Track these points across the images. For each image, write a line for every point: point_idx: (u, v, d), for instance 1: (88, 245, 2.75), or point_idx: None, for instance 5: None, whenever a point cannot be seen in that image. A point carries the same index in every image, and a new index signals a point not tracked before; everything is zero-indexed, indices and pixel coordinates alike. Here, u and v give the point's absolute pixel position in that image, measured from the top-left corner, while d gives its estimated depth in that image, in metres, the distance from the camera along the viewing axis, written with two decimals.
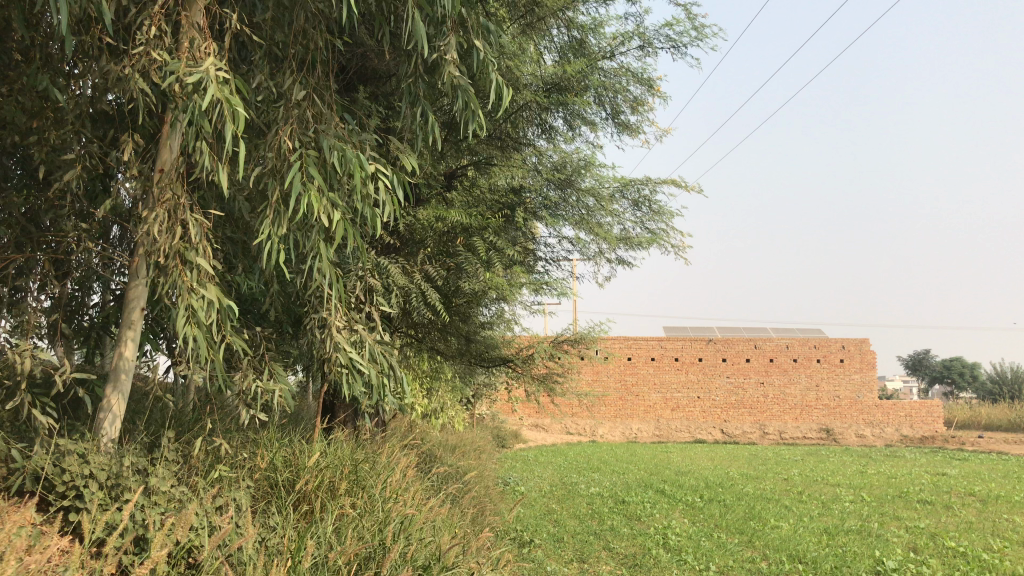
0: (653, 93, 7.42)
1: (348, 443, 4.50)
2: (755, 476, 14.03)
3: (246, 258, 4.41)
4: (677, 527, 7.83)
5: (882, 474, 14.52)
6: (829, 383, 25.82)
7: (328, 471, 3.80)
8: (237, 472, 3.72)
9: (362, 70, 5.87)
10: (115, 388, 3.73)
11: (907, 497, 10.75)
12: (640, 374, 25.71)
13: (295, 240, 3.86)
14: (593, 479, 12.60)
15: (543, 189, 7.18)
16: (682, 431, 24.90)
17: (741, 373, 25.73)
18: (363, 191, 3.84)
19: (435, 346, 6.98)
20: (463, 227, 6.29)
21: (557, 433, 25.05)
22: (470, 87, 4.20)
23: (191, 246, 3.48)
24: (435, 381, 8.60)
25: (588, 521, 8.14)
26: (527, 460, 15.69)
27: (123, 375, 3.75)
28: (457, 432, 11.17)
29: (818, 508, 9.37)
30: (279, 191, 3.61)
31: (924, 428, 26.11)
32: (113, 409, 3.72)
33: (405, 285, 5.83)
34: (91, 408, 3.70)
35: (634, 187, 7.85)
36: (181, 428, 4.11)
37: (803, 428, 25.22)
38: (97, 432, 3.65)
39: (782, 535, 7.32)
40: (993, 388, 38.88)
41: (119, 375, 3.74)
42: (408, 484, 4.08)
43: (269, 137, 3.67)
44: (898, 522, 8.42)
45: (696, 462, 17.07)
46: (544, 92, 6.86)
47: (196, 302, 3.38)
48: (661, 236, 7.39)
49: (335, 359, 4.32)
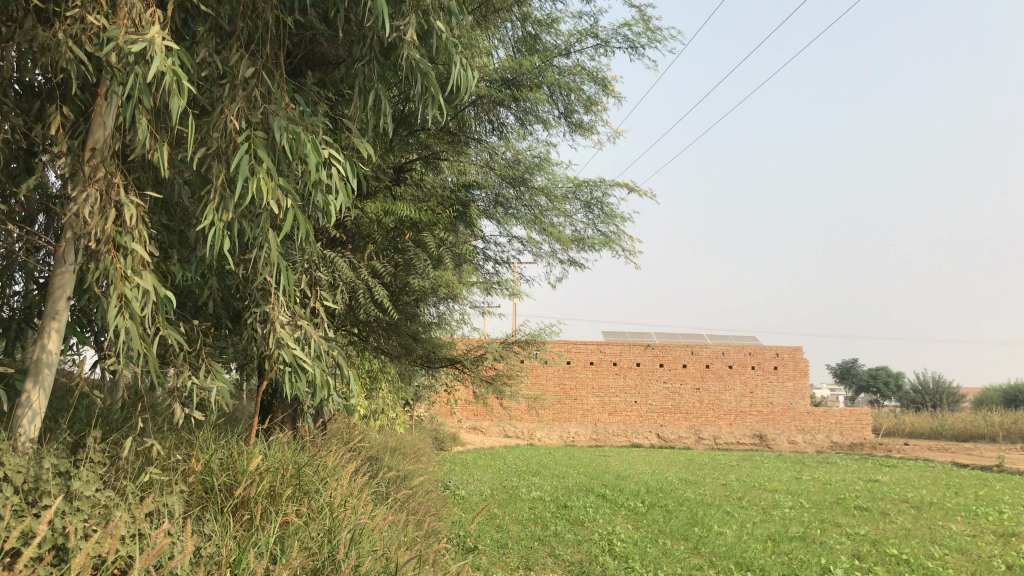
0: (608, 92, 7.28)
1: (290, 446, 4.25)
2: (694, 481, 14.05)
3: (183, 248, 4.15)
4: (622, 533, 7.71)
5: (816, 480, 14.71)
6: (763, 389, 26.19)
7: (271, 475, 3.57)
8: (169, 475, 3.46)
9: (310, 56, 5.61)
10: (36, 383, 3.44)
11: (845, 503, 10.86)
12: (579, 378, 25.59)
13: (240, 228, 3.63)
14: (533, 483, 12.43)
15: (497, 185, 7.09)
16: (620, 435, 24.97)
17: (678, 379, 25.94)
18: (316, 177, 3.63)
19: (380, 345, 6.73)
20: (412, 222, 6.06)
21: (494, 437, 24.87)
22: (430, 71, 4.02)
23: (125, 230, 3.22)
24: (377, 382, 8.33)
25: (532, 526, 7.97)
26: (466, 463, 15.45)
27: (46, 369, 3.47)
28: (396, 434, 10.88)
29: (760, 514, 9.37)
30: (224, 174, 3.38)
31: (853, 435, 26.70)
32: (32, 407, 3.42)
33: (352, 281, 5.56)
34: (8, 404, 3.40)
35: (588, 187, 7.70)
36: (107, 427, 3.81)
37: (737, 433, 25.54)
38: (14, 430, 3.36)
39: (727, 542, 7.27)
40: (915, 397, 40.04)
41: (42, 369, 3.45)
42: (354, 490, 3.85)
43: (214, 115, 3.44)
44: (839, 528, 8.48)
45: (634, 466, 17.06)
46: (497, 87, 6.68)
47: (130, 290, 3.12)
48: (614, 238, 7.28)
49: (277, 357, 4.07)
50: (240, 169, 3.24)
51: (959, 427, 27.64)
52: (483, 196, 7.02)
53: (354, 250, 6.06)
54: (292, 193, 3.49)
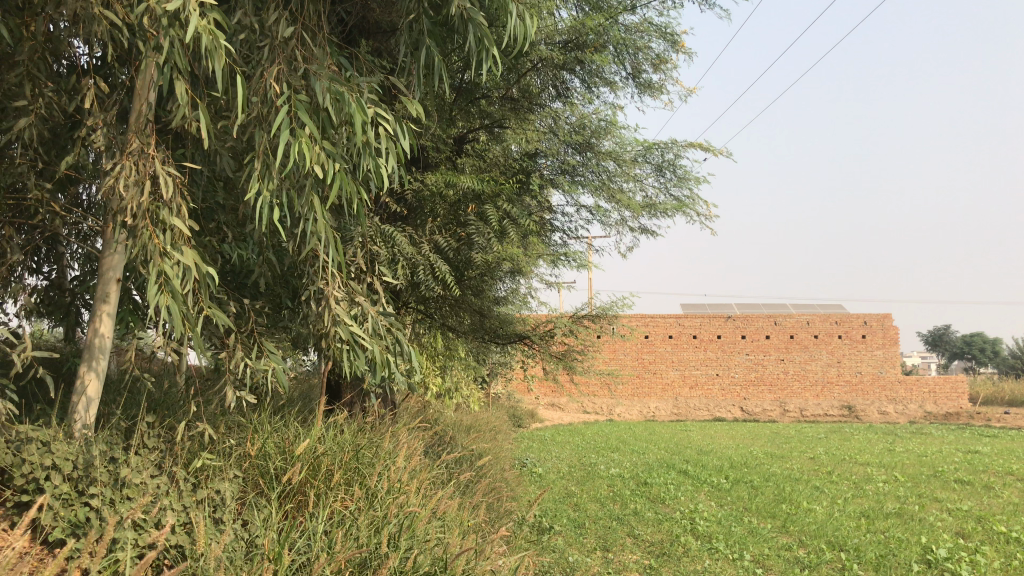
0: (678, 49, 6.87)
1: (350, 428, 4.10)
2: (781, 455, 13.56)
3: (233, 224, 4.03)
4: (705, 511, 7.39)
5: (912, 452, 14.03)
6: (851, 358, 25.08)
7: (326, 460, 3.43)
8: (223, 460, 3.36)
9: (364, 24, 5.42)
10: (89, 369, 3.31)
11: (944, 476, 10.27)
12: (657, 352, 25.29)
13: (286, 197, 3.49)
14: (613, 459, 12.19)
15: (562, 152, 6.75)
16: (701, 409, 24.52)
17: (760, 350, 25.21)
18: (363, 139, 3.46)
19: (447, 321, 6.56)
20: (475, 194, 5.83)
21: (573, 412, 24.79)
22: (482, 21, 3.75)
23: (164, 204, 3.08)
24: (448, 360, 8.20)
25: (610, 505, 7.72)
26: (544, 440, 15.34)
27: (99, 353, 3.34)
28: (472, 412, 10.76)
29: (852, 489, 8.91)
30: (265, 140, 3.23)
31: (948, 404, 25.52)
32: (86, 392, 3.30)
33: (413, 256, 5.35)
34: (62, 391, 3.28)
35: (658, 150, 7.31)
36: (162, 411, 3.73)
37: (824, 405, 24.71)
38: (68, 417, 3.24)
39: (817, 520, 6.87)
40: (1014, 363, 38.14)
41: (94, 353, 3.32)
42: (414, 473, 3.67)
43: (253, 80, 3.30)
44: (938, 503, 7.97)
45: (717, 441, 16.60)
46: (560, 49, 6.32)
47: (170, 267, 2.99)
48: (687, 203, 6.90)
49: (333, 335, 3.92)
50: (280, 134, 3.08)
51: None
52: (548, 164, 6.72)
53: (417, 224, 5.88)
54: (338, 157, 3.33)
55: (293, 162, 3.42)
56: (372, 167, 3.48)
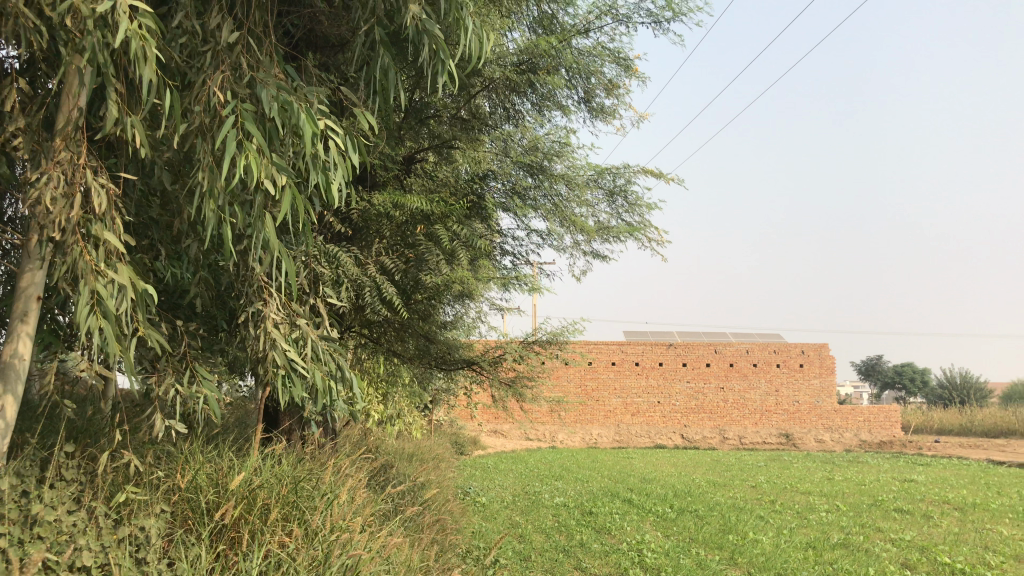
0: (631, 74, 6.85)
1: (289, 458, 3.86)
2: (722, 484, 13.56)
3: (169, 240, 3.79)
4: (652, 542, 7.29)
5: (850, 481, 14.18)
6: (789, 387, 25.45)
7: (261, 493, 3.21)
8: (148, 494, 3.11)
9: (311, 37, 5.23)
10: (7, 393, 3.02)
11: (884, 506, 10.37)
12: (600, 379, 25.30)
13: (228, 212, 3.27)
14: (556, 488, 12.03)
15: (514, 173, 6.68)
16: (643, 436, 24.57)
17: (701, 378, 25.38)
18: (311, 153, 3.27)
19: (392, 347, 6.36)
20: (424, 215, 5.66)
21: (515, 439, 24.59)
22: (438, 34, 3.61)
23: (96, 216, 2.85)
24: (391, 386, 7.97)
25: (556, 536, 7.56)
26: (486, 467, 15.11)
27: (18, 378, 3.06)
28: (413, 439, 10.50)
29: (795, 519, 8.91)
30: (207, 152, 3.01)
31: (882, 433, 26.02)
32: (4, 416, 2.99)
33: (358, 277, 5.15)
34: None
35: (610, 175, 7.25)
36: (83, 441, 3.45)
37: (763, 433, 24.96)
38: None
39: (765, 552, 6.80)
40: (942, 393, 39.20)
41: (13, 378, 3.04)
42: (358, 507, 3.46)
43: (194, 87, 3.08)
44: (880, 533, 8.00)
45: (659, 468, 16.56)
46: (516, 70, 6.17)
47: (102, 287, 2.75)
48: (640, 228, 6.85)
49: (272, 360, 3.70)
50: (226, 144, 2.88)
51: (990, 424, 26.92)
52: (499, 186, 6.61)
53: (363, 244, 5.70)
54: (285, 170, 3.13)
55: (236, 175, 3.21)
56: (322, 182, 3.28)
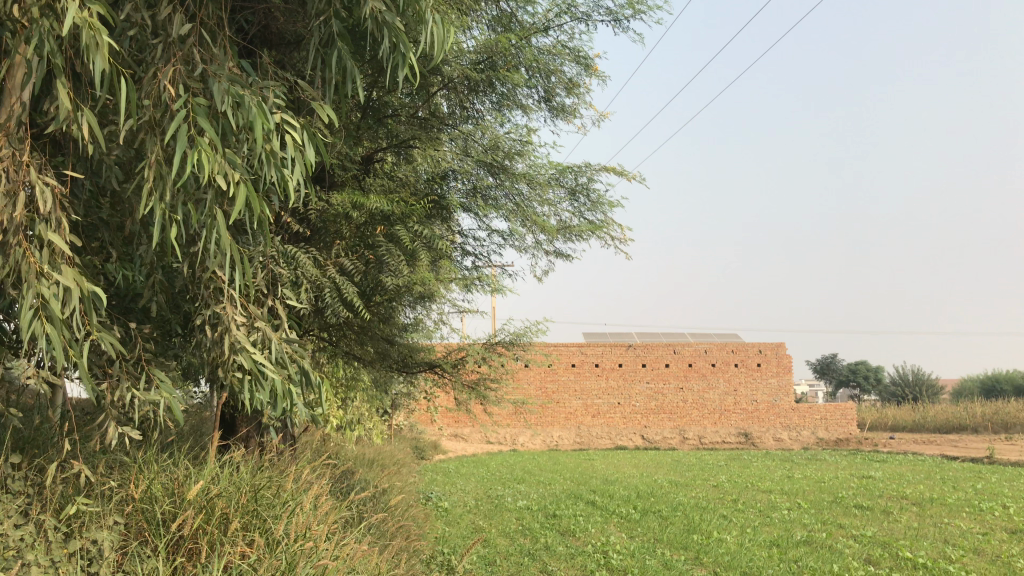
0: (590, 72, 6.82)
1: (248, 466, 3.74)
2: (684, 484, 13.61)
3: (119, 242, 3.65)
4: (617, 543, 7.25)
5: (809, 478, 14.32)
6: (746, 388, 25.61)
7: (220, 502, 3.09)
8: (101, 505, 2.98)
9: (266, 33, 5.11)
10: None
11: (843, 502, 10.48)
12: (560, 381, 25.33)
13: (180, 211, 3.15)
14: (518, 491, 11.96)
15: (473, 171, 6.54)
16: (604, 438, 24.64)
17: (661, 379, 25.52)
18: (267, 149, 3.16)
19: (352, 350, 6.24)
20: (384, 215, 5.55)
21: (476, 443, 24.49)
22: (398, 26, 3.52)
23: (41, 216, 2.72)
24: (351, 391, 7.83)
25: (521, 539, 7.49)
26: (447, 471, 14.99)
27: None
28: (374, 445, 10.36)
29: (758, 517, 8.94)
30: (158, 148, 2.90)
31: (838, 431, 26.36)
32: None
33: (317, 278, 5.03)
34: None
35: (571, 173, 7.21)
36: (31, 453, 3.29)
37: (722, 432, 25.15)
38: None
39: (729, 551, 6.81)
40: (895, 390, 39.93)
41: None
42: (321, 515, 3.35)
43: (144, 81, 2.96)
44: (842, 530, 8.06)
45: (620, 470, 16.58)
46: (476, 68, 6.09)
47: (47, 289, 2.59)
48: (602, 227, 6.81)
49: (232, 363, 3.59)
50: (176, 139, 2.77)
51: (941, 420, 27.47)
52: (459, 185, 6.50)
53: (321, 245, 5.58)
54: (240, 167, 3.02)
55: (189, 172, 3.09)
56: (278, 179, 3.18)
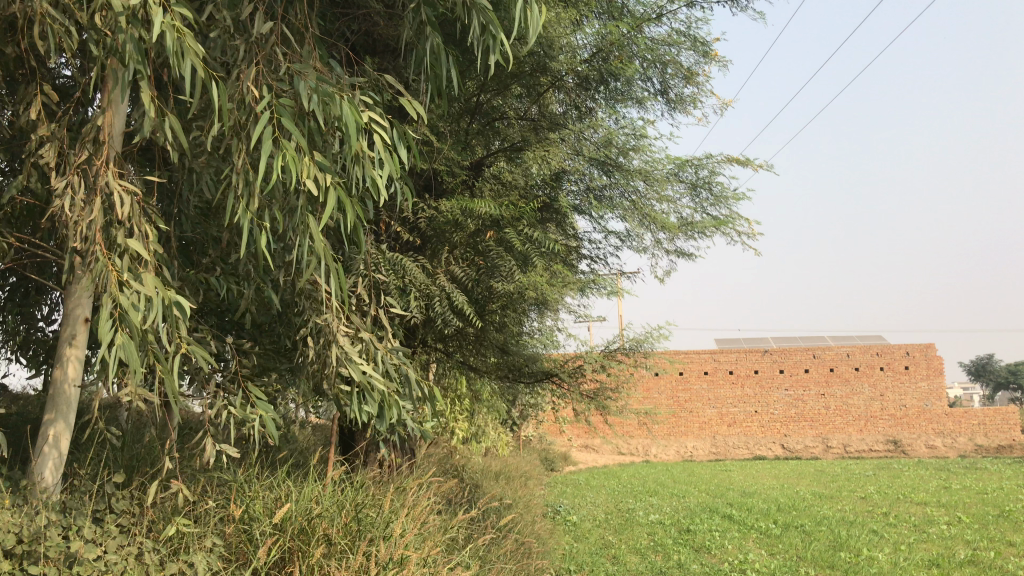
0: (709, 59, 6.45)
1: (353, 484, 3.60)
2: (830, 496, 12.78)
3: (220, 254, 3.60)
4: (756, 562, 6.78)
5: (971, 489, 13.17)
6: (894, 392, 24.01)
7: (321, 523, 2.97)
8: (202, 527, 2.90)
9: (368, 41, 5.03)
10: (57, 420, 2.81)
11: (1012, 516, 9.53)
12: (693, 390, 24.64)
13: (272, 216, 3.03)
14: (650, 504, 11.54)
15: (587, 170, 6.39)
16: (742, 447, 23.75)
17: (800, 385, 24.34)
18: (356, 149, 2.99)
19: (469, 360, 6.08)
20: (493, 220, 5.36)
21: (608, 454, 24.14)
22: (490, 10, 3.29)
23: (120, 224, 2.67)
24: (474, 403, 7.70)
25: (652, 556, 7.13)
26: (578, 484, 14.72)
27: (69, 405, 2.84)
28: (501, 458, 10.22)
29: (913, 533, 8.21)
30: (242, 151, 2.78)
31: (1000, 437, 24.36)
32: (58, 446, 2.83)
33: (426, 287, 4.88)
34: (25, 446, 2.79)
35: (692, 167, 6.81)
36: (141, 473, 3.26)
37: (869, 440, 23.73)
38: (32, 478, 2.76)
39: (882, 571, 6.22)
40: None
41: (64, 405, 2.83)
42: (421, 537, 3.17)
43: (228, 84, 2.86)
44: (1012, 548, 7.27)
45: (760, 481, 15.81)
46: (587, 61, 5.79)
47: (126, 298, 2.52)
48: (727, 222, 6.39)
49: (338, 375, 3.47)
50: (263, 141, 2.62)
51: None
52: (573, 185, 6.37)
53: (432, 253, 5.45)
54: (328, 168, 2.86)
55: (278, 175, 2.96)
56: (370, 180, 3.00)
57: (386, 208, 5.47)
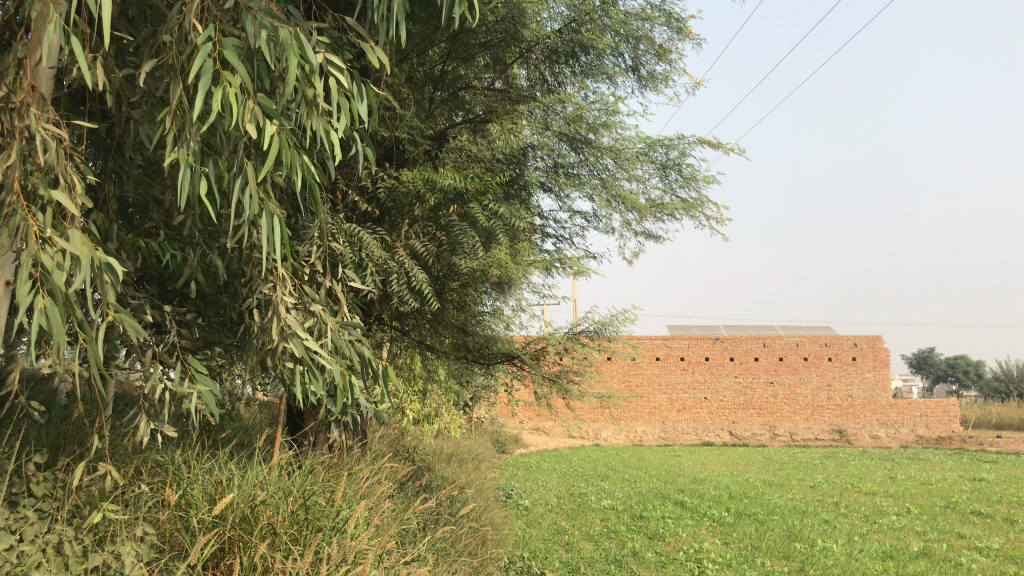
0: (684, 36, 6.26)
1: (302, 469, 3.35)
2: (780, 483, 12.84)
3: (164, 216, 3.31)
4: (712, 551, 6.68)
5: (915, 479, 13.37)
6: (841, 382, 24.37)
7: (265, 511, 2.72)
8: (132, 513, 2.64)
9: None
10: None
11: (959, 508, 9.62)
12: (644, 375, 24.69)
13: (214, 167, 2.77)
14: (602, 489, 11.43)
15: (554, 146, 6.18)
16: (690, 433, 23.90)
17: (750, 372, 24.53)
18: (309, 96, 2.73)
19: (426, 339, 5.85)
20: (457, 193, 5.10)
21: (559, 437, 24.10)
22: None
23: (43, 173, 2.39)
24: (429, 383, 7.47)
25: (606, 543, 7.00)
26: (529, 467, 14.57)
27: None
28: (454, 440, 10.01)
29: (865, 523, 8.22)
30: (181, 92, 2.52)
31: (941, 429, 24.90)
32: None
33: (384, 261, 4.61)
34: None
35: (662, 147, 6.63)
36: (67, 453, 2.98)
37: (815, 429, 24.05)
38: None
39: (839, 563, 6.16)
40: (998, 386, 37.62)
41: None
42: (373, 528, 2.93)
43: (170, 19, 2.58)
44: (964, 541, 7.30)
45: (709, 468, 15.85)
46: (559, 32, 5.55)
47: (49, 257, 2.24)
48: (697, 205, 6.23)
49: (285, 351, 3.21)
50: (201, 76, 2.35)
51: None
52: (540, 159, 6.15)
53: (391, 226, 5.20)
54: (275, 113, 2.61)
55: (221, 121, 2.70)
56: (322, 131, 2.75)
57: (343, 176, 5.19)
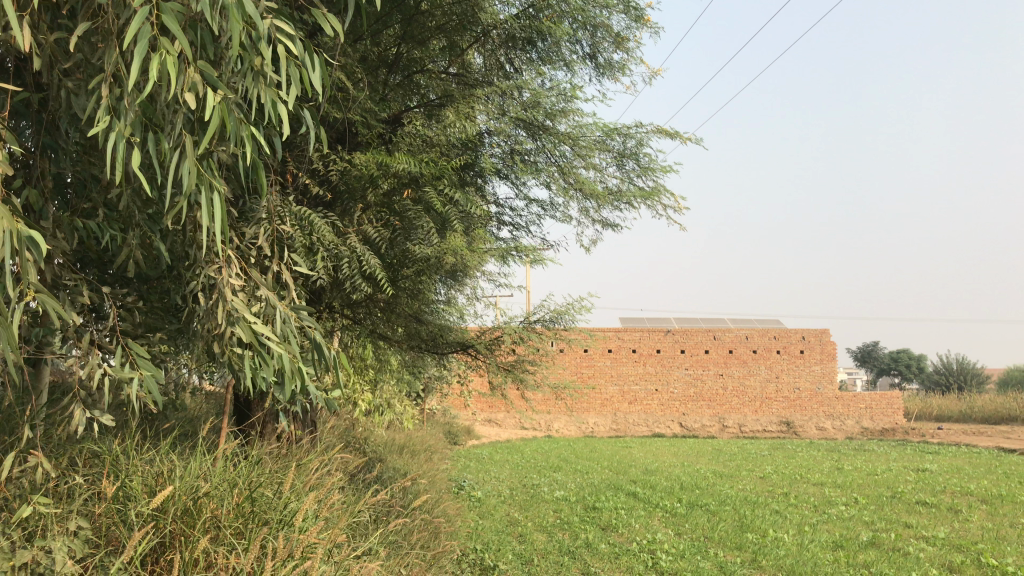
0: (642, 24, 6.21)
1: (248, 460, 3.23)
2: (729, 475, 12.96)
3: (104, 197, 3.14)
4: (665, 541, 6.68)
5: (861, 470, 13.61)
6: (789, 374, 24.79)
7: (209, 504, 2.59)
8: (64, 507, 2.49)
9: None
10: None
11: (904, 498, 9.79)
12: (596, 367, 24.73)
13: (153, 139, 2.63)
14: (554, 480, 11.39)
15: (512, 132, 6.01)
16: (641, 425, 24.05)
17: (700, 365, 24.77)
18: (256, 65, 2.60)
19: (378, 328, 5.73)
20: (411, 178, 4.98)
21: (511, 429, 24.05)
22: None
23: None
24: (380, 373, 7.34)
25: (559, 534, 6.94)
26: (480, 458, 14.47)
27: None
28: (404, 431, 9.87)
29: (814, 514, 8.30)
30: (116, 59, 2.38)
31: (885, 421, 25.43)
32: None
33: (336, 247, 4.47)
34: None
35: (620, 135, 6.57)
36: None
37: (763, 421, 24.33)
38: None
39: (790, 553, 6.18)
40: (938, 379, 38.60)
41: None
42: (322, 521, 2.82)
43: None
44: (910, 530, 7.42)
45: (660, 459, 15.93)
46: (515, 16, 5.44)
47: None
48: (653, 194, 6.19)
49: (231, 336, 3.08)
50: (137, 40, 2.21)
51: (989, 410, 26.44)
52: (497, 145, 6.01)
53: (343, 211, 5.06)
54: (217, 82, 2.49)
55: (160, 90, 2.56)
56: (268, 103, 2.63)
57: (292, 158, 5.03)
